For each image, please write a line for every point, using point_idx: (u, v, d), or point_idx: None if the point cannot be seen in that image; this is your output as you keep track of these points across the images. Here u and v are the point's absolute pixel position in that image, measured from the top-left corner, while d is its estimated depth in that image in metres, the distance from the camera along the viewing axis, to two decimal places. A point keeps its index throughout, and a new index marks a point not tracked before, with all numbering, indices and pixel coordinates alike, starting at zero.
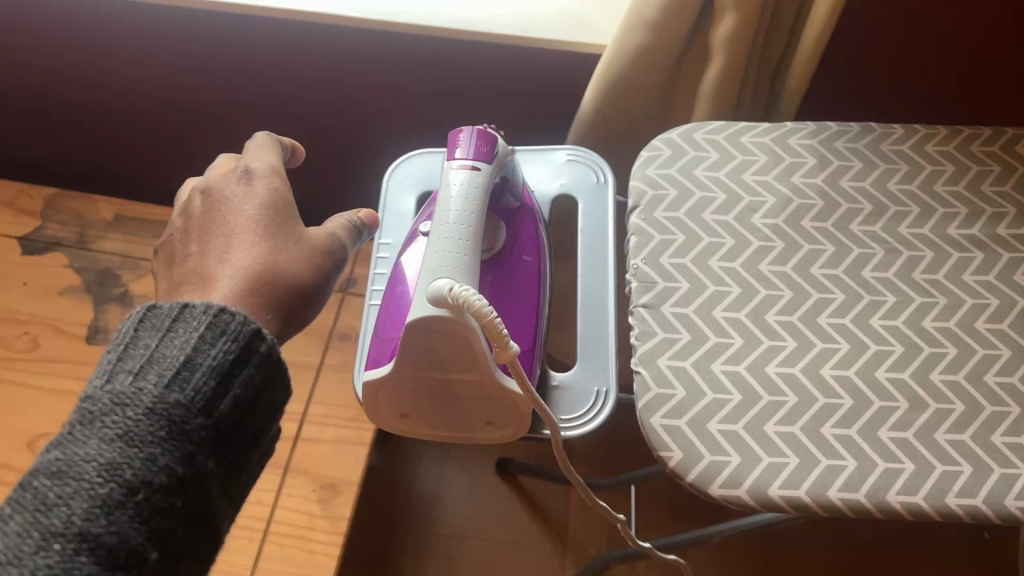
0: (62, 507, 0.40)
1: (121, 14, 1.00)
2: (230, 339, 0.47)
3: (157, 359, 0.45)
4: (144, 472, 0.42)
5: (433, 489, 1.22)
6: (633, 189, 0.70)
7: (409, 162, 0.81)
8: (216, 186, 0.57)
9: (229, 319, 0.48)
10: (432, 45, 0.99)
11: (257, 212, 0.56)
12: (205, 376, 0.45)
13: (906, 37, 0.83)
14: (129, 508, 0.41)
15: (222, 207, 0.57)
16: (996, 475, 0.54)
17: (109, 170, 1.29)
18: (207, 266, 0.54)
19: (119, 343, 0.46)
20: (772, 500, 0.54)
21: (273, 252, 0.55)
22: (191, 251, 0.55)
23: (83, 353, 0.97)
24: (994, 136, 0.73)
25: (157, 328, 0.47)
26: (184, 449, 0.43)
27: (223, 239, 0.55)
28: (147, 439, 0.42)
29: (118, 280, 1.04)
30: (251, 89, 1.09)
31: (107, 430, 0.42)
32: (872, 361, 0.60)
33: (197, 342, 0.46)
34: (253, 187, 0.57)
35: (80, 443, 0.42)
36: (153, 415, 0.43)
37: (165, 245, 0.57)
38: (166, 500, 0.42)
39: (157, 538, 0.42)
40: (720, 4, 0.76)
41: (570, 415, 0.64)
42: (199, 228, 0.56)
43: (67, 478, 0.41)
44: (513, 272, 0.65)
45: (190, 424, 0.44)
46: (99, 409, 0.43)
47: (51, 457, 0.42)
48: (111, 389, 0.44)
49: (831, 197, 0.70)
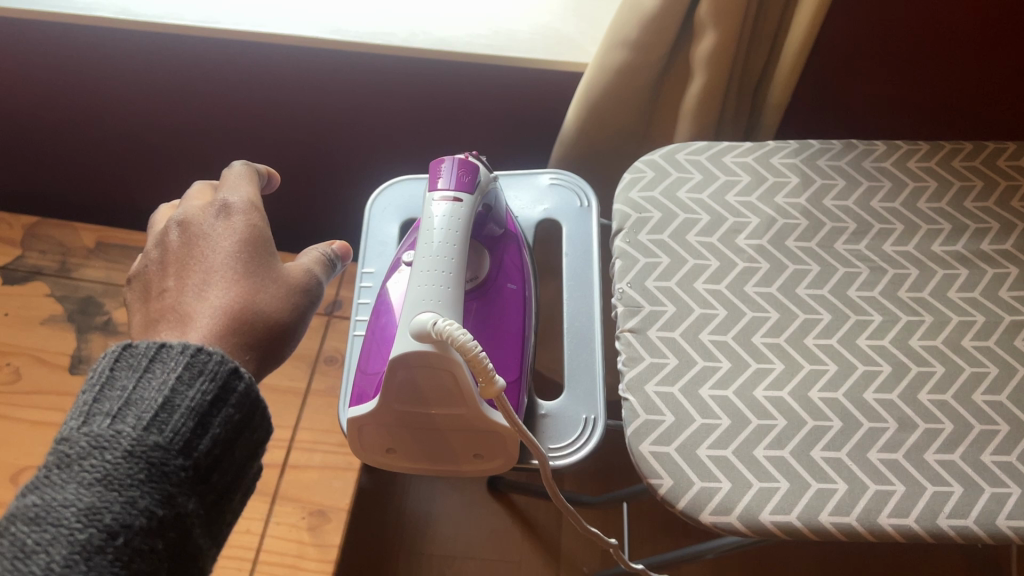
0: (41, 554, 0.39)
1: (98, 38, 0.99)
2: (208, 379, 0.47)
3: (134, 401, 0.45)
4: (125, 515, 0.41)
5: (424, 510, 1.21)
6: (617, 213, 0.70)
7: (392, 189, 0.80)
8: (194, 221, 0.57)
9: (205, 358, 0.48)
10: (411, 67, 0.98)
11: (234, 249, 0.55)
12: (184, 416, 0.45)
13: (887, 53, 0.83)
14: (110, 552, 0.40)
15: (199, 243, 0.56)
16: (987, 495, 0.54)
17: (90, 196, 1.28)
18: (185, 303, 0.53)
19: (93, 384, 0.46)
20: (763, 526, 0.54)
21: (248, 290, 0.54)
22: (168, 286, 0.55)
23: (66, 383, 0.96)
24: (975, 150, 0.73)
25: (134, 369, 0.47)
26: (164, 490, 0.43)
27: (199, 276, 0.54)
28: (126, 482, 0.41)
29: (101, 308, 1.03)
30: (233, 112, 1.09)
31: (86, 474, 0.41)
32: (861, 382, 0.60)
33: (174, 383, 0.46)
34: (229, 224, 0.56)
35: (58, 487, 0.41)
36: (132, 458, 0.42)
37: (140, 276, 0.57)
38: (147, 543, 0.41)
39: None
40: (700, 23, 0.76)
41: (558, 445, 0.63)
42: (177, 263, 0.56)
43: (46, 522, 0.40)
44: (498, 301, 0.65)
45: (170, 465, 0.43)
46: (77, 453, 0.42)
47: (27, 502, 0.41)
48: (88, 432, 0.43)
49: (815, 217, 0.70)
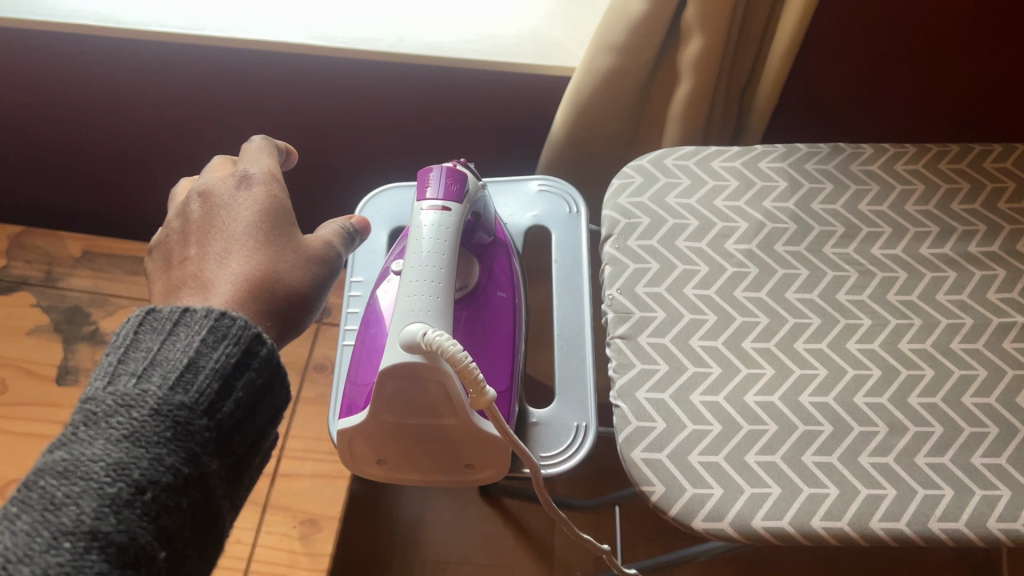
0: (71, 506, 0.39)
1: (81, 46, 0.98)
2: (233, 343, 0.47)
3: (159, 362, 0.45)
4: (153, 471, 0.41)
5: (415, 516, 1.21)
6: (606, 218, 0.70)
7: (380, 196, 0.80)
8: (216, 189, 0.56)
9: (231, 322, 0.47)
10: (397, 72, 0.98)
11: (254, 217, 0.55)
12: (209, 377, 0.45)
13: (873, 56, 0.84)
14: (139, 507, 0.40)
15: (219, 211, 0.55)
16: (978, 498, 0.54)
17: (76, 205, 1.27)
18: (207, 270, 0.53)
19: (117, 346, 0.46)
20: (756, 532, 0.54)
21: (267, 256, 0.54)
22: (190, 254, 0.54)
23: (53, 394, 0.95)
24: (961, 152, 0.74)
25: (158, 331, 0.46)
26: (189, 449, 0.43)
27: (219, 243, 0.54)
28: (154, 438, 0.42)
29: (87, 318, 1.02)
30: (220, 120, 1.08)
31: (114, 430, 0.41)
32: (851, 387, 0.60)
33: (199, 345, 0.46)
34: (250, 193, 0.56)
35: (86, 443, 0.41)
36: (159, 416, 0.42)
37: (161, 245, 0.56)
38: (173, 500, 0.41)
39: (166, 536, 0.41)
40: (687, 26, 0.76)
41: (549, 453, 0.63)
42: (197, 233, 0.55)
43: (76, 476, 0.40)
44: (487, 308, 0.64)
45: (195, 424, 0.43)
46: (103, 410, 0.42)
47: (55, 457, 0.41)
48: (114, 391, 0.43)
49: (803, 221, 0.70)
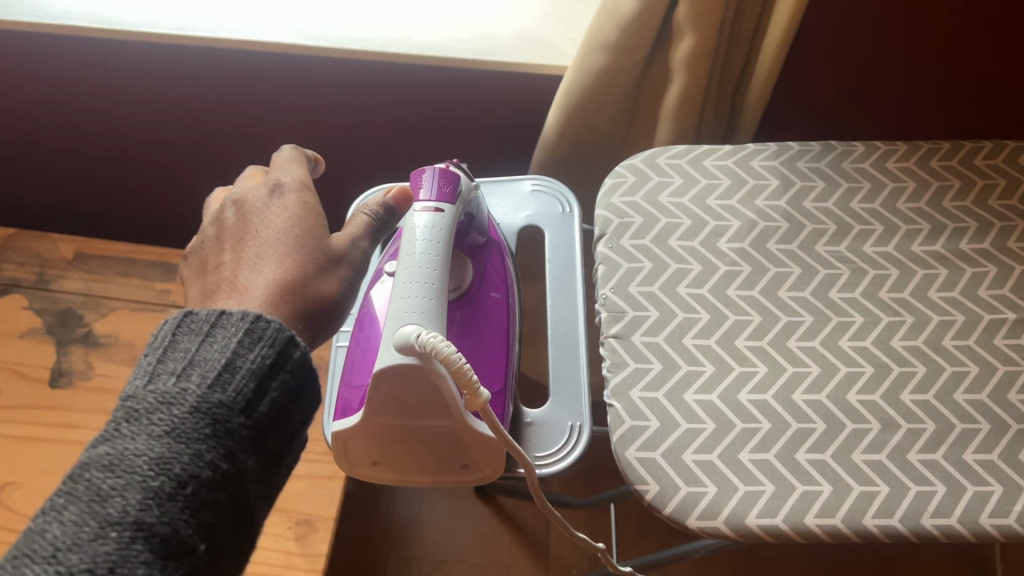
0: (117, 498, 0.39)
1: (70, 48, 0.98)
2: (268, 345, 0.46)
3: (197, 362, 0.45)
4: (194, 466, 0.41)
5: (411, 515, 1.21)
6: (599, 218, 0.70)
7: (374, 197, 0.80)
8: (248, 198, 0.56)
9: (266, 325, 0.47)
10: (389, 71, 0.98)
11: (286, 227, 0.55)
12: (246, 378, 0.45)
13: (865, 54, 0.84)
14: (181, 500, 0.40)
15: (252, 221, 0.55)
16: (970, 494, 0.54)
17: (68, 208, 1.27)
18: (243, 275, 0.53)
19: (156, 345, 0.45)
20: (750, 530, 0.54)
21: (299, 263, 0.53)
22: (225, 259, 0.54)
23: (47, 396, 0.95)
24: (953, 149, 0.74)
25: (197, 331, 0.46)
26: (227, 446, 0.43)
27: (252, 252, 0.54)
28: (194, 435, 0.42)
29: (80, 320, 1.02)
30: (212, 120, 1.08)
31: (156, 427, 0.42)
32: (844, 384, 0.61)
33: (236, 347, 0.45)
34: (282, 203, 0.56)
35: (129, 438, 0.42)
36: (198, 414, 0.43)
37: (196, 251, 0.56)
38: (213, 495, 0.42)
39: (206, 530, 0.42)
40: (678, 25, 0.76)
41: (543, 453, 0.63)
42: (231, 241, 0.55)
43: (121, 470, 0.40)
44: (481, 309, 0.64)
45: (234, 421, 0.44)
46: (145, 407, 0.42)
47: (100, 451, 0.41)
48: (154, 389, 0.43)
49: (796, 219, 0.70)
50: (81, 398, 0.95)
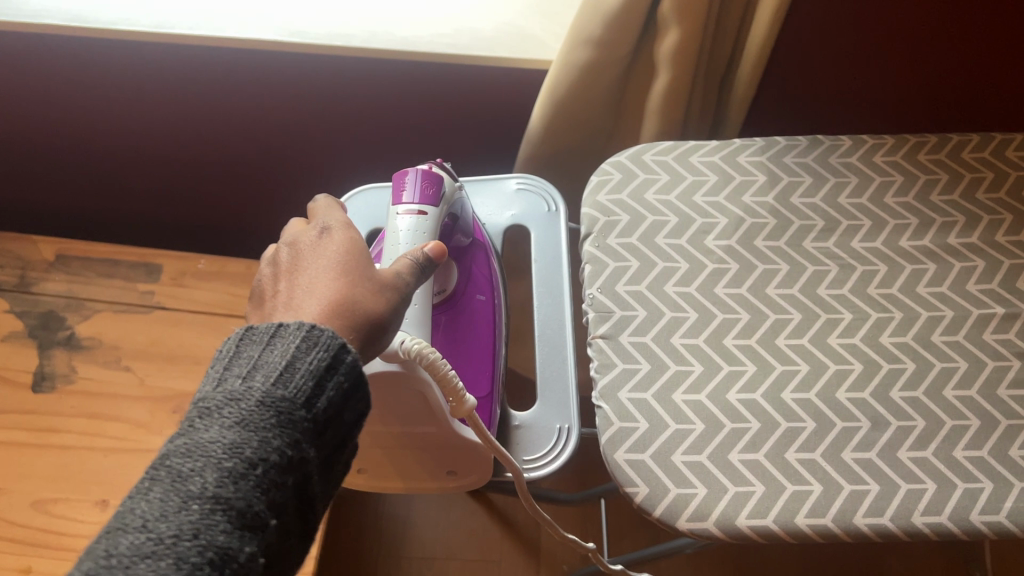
0: (196, 477, 0.39)
1: (47, 47, 0.96)
2: (323, 350, 0.44)
3: (261, 364, 0.43)
4: (264, 449, 0.40)
5: (401, 512, 1.20)
6: (585, 217, 0.70)
7: (358, 198, 0.79)
8: (301, 237, 0.52)
9: (321, 333, 0.45)
10: (372, 68, 0.97)
11: (343, 254, 0.50)
12: (307, 376, 0.43)
13: (851, 47, 0.83)
14: (253, 479, 0.40)
15: (306, 255, 0.51)
16: (959, 491, 0.54)
17: (48, 209, 1.26)
18: (298, 297, 0.48)
19: (223, 356, 0.45)
20: (740, 531, 0.54)
21: (354, 288, 0.48)
22: (281, 286, 0.50)
23: (30, 401, 0.94)
24: (941, 143, 0.74)
25: (258, 341, 0.45)
26: (296, 433, 0.42)
27: (307, 280, 0.49)
28: (263, 423, 0.41)
29: (62, 322, 1.00)
30: (193, 119, 1.06)
31: (228, 416, 0.41)
32: (833, 381, 0.60)
33: (295, 350, 0.43)
34: (335, 238, 0.51)
35: (204, 428, 0.41)
36: (266, 404, 0.42)
37: (255, 290, 0.52)
38: (282, 478, 0.41)
39: (278, 509, 0.41)
40: (663, 19, 0.75)
41: (532, 456, 0.63)
42: (284, 276, 0.50)
43: (197, 453, 0.40)
44: (465, 312, 0.64)
45: (299, 413, 0.42)
46: (216, 402, 0.42)
47: (176, 441, 0.41)
48: (224, 386, 0.43)
49: (783, 215, 0.69)
50: (66, 402, 0.94)
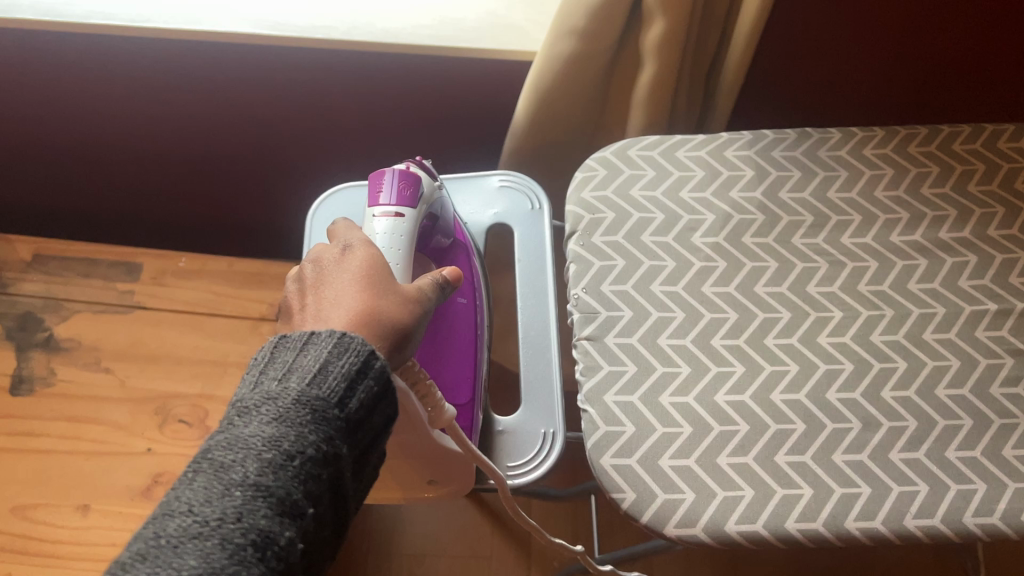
0: (237, 467, 0.39)
1: (17, 43, 0.94)
2: (354, 356, 0.43)
3: (296, 367, 0.43)
4: (303, 442, 0.40)
5: (389, 510, 1.19)
6: (570, 215, 0.68)
7: (334, 198, 0.77)
8: (325, 254, 0.51)
9: (352, 339, 0.44)
10: (352, 61, 0.95)
11: (368, 269, 0.49)
12: (342, 375, 0.43)
13: (841, 36, 0.81)
14: (293, 469, 0.39)
15: (331, 273, 0.50)
16: (953, 492, 0.53)
17: (24, 207, 1.23)
18: (325, 311, 0.47)
19: (260, 358, 0.45)
20: (729, 536, 0.53)
21: (383, 303, 0.47)
22: (308, 301, 0.49)
23: (7, 405, 0.92)
24: (931, 134, 0.72)
25: (293, 347, 0.44)
26: (333, 429, 0.42)
27: (335, 296, 0.48)
28: (301, 417, 0.41)
29: (40, 323, 0.97)
30: (170, 114, 1.04)
31: (267, 411, 0.41)
32: (823, 382, 0.59)
33: (330, 350, 0.43)
34: (360, 255, 0.51)
35: (244, 424, 0.41)
36: (303, 399, 0.41)
37: (283, 306, 0.51)
38: (321, 471, 0.40)
39: (318, 500, 0.40)
40: (648, 9, 0.73)
41: (516, 463, 0.62)
42: (311, 291, 0.49)
43: (239, 445, 0.40)
44: (446, 316, 0.62)
45: (335, 409, 0.42)
46: (254, 399, 0.42)
47: (218, 437, 0.41)
48: (263, 384, 0.43)
49: (772, 210, 0.68)
50: (46, 406, 0.92)
